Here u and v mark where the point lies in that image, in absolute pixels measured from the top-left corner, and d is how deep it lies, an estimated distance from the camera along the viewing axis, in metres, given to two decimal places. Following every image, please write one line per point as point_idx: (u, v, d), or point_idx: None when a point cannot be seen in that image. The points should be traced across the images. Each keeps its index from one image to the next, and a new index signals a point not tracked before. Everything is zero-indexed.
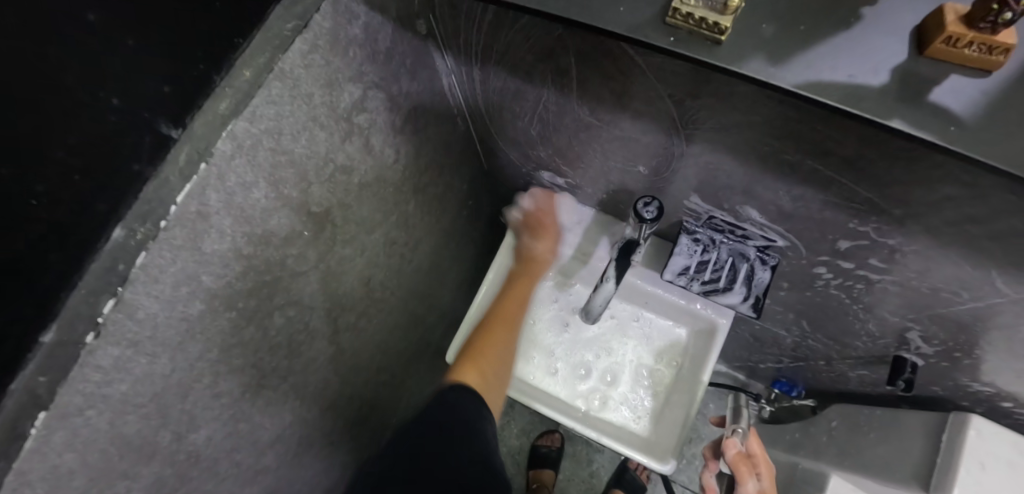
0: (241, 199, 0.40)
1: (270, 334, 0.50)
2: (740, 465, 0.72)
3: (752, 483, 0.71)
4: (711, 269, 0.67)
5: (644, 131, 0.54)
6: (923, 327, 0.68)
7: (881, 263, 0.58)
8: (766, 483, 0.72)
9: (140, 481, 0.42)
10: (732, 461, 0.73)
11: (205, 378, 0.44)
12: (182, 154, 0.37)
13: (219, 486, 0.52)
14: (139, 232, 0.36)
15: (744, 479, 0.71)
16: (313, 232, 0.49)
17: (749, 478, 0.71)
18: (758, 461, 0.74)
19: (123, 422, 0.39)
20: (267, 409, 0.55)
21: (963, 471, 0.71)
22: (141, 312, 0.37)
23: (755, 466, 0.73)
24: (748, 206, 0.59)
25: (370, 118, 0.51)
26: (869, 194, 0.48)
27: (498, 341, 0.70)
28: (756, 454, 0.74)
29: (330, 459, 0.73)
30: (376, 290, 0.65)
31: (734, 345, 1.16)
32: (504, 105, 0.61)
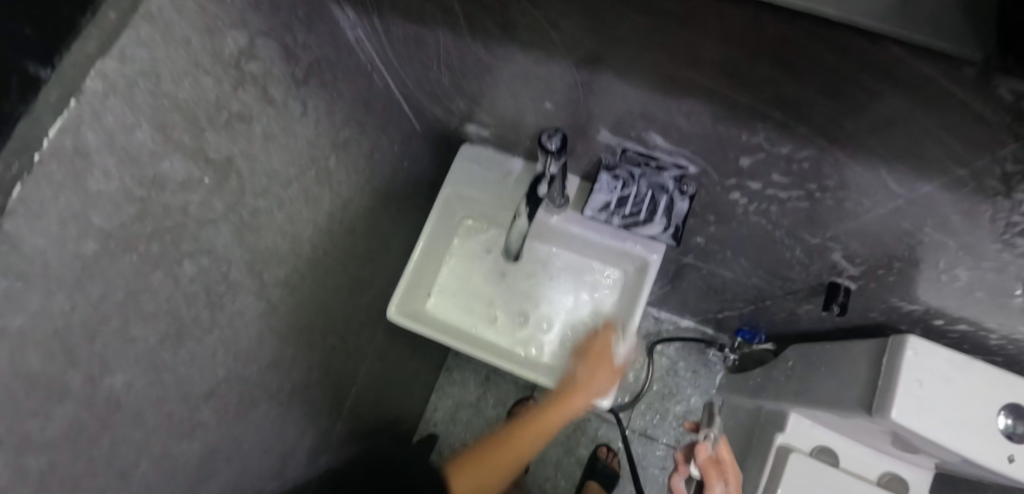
0: (125, 139, 0.42)
1: (184, 281, 0.52)
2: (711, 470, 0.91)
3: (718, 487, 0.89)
4: (631, 204, 0.71)
5: (536, 63, 0.56)
6: (843, 246, 0.69)
7: (783, 178, 0.60)
8: (732, 486, 0.90)
9: (55, 421, 0.44)
10: (704, 468, 0.91)
11: (114, 320, 0.46)
12: (54, 93, 0.38)
13: (152, 436, 0.54)
14: (14, 166, 0.36)
15: (714, 482, 0.90)
16: (216, 179, 0.51)
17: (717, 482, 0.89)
18: (726, 466, 0.91)
19: (26, 357, 0.40)
20: (195, 360, 0.57)
21: (901, 390, 0.74)
22: (28, 246, 0.38)
23: (723, 471, 0.91)
24: (651, 131, 0.60)
25: (264, 68, 0.53)
26: (749, 99, 0.49)
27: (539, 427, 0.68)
28: (727, 460, 0.92)
29: (283, 420, 0.76)
30: (305, 248, 0.67)
31: (692, 297, 1.18)
32: (410, 56, 0.63)
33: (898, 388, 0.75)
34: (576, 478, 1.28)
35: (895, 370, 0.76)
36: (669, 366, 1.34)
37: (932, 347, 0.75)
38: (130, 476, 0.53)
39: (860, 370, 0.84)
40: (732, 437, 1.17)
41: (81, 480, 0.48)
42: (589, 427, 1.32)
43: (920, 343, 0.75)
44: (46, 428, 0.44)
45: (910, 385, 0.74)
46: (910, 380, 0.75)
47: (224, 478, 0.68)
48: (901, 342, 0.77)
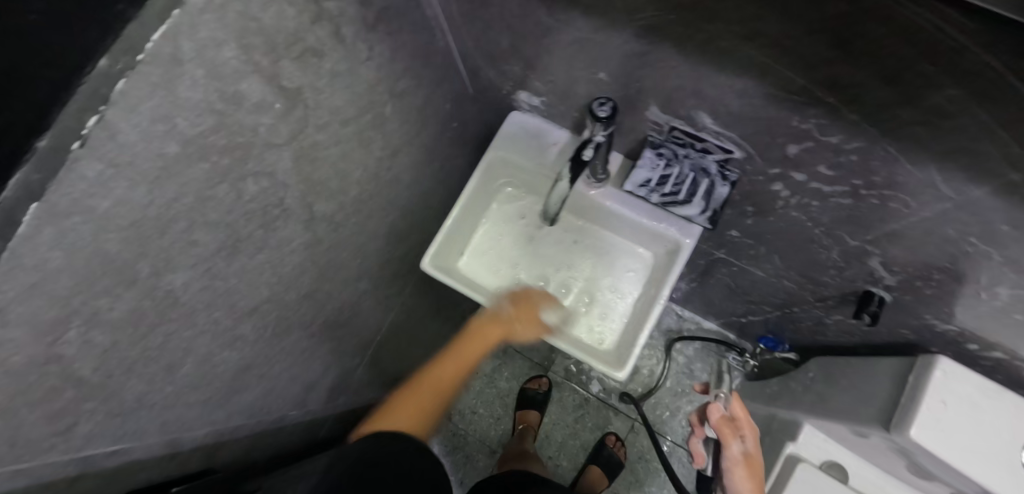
0: (214, 54, 0.46)
1: (245, 198, 0.56)
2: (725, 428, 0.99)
3: (733, 442, 0.97)
4: (672, 183, 0.71)
5: (596, 30, 0.58)
6: (883, 251, 0.68)
7: (829, 171, 0.60)
8: (749, 444, 0.97)
9: (121, 303, 0.49)
10: (719, 425, 0.99)
11: (181, 221, 0.51)
12: (160, 1, 0.41)
13: (199, 339, 0.59)
14: (121, 63, 0.41)
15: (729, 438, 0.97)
16: (284, 106, 0.55)
17: (732, 438, 0.97)
18: (740, 424, 1.00)
19: (105, 239, 0.45)
20: (244, 275, 0.61)
21: (923, 409, 0.73)
22: (121, 136, 0.43)
23: (738, 429, 0.99)
24: (701, 111, 0.61)
25: (341, 7, 0.56)
26: (803, 81, 0.50)
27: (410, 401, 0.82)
28: (742, 420, 1.00)
29: (312, 351, 0.80)
30: (354, 189, 0.71)
31: (719, 296, 1.17)
32: (474, 15, 0.65)
33: (921, 406, 0.74)
34: (579, 460, 1.30)
35: (921, 389, 0.75)
36: (686, 365, 1.34)
37: (964, 370, 0.73)
38: (176, 372, 0.58)
39: (881, 389, 0.83)
40: None
41: (136, 364, 0.53)
42: (597, 413, 1.32)
43: (950, 366, 0.74)
44: (113, 309, 0.48)
45: (934, 404, 0.73)
46: (934, 399, 0.73)
47: (253, 394, 0.72)
48: (931, 361, 0.76)
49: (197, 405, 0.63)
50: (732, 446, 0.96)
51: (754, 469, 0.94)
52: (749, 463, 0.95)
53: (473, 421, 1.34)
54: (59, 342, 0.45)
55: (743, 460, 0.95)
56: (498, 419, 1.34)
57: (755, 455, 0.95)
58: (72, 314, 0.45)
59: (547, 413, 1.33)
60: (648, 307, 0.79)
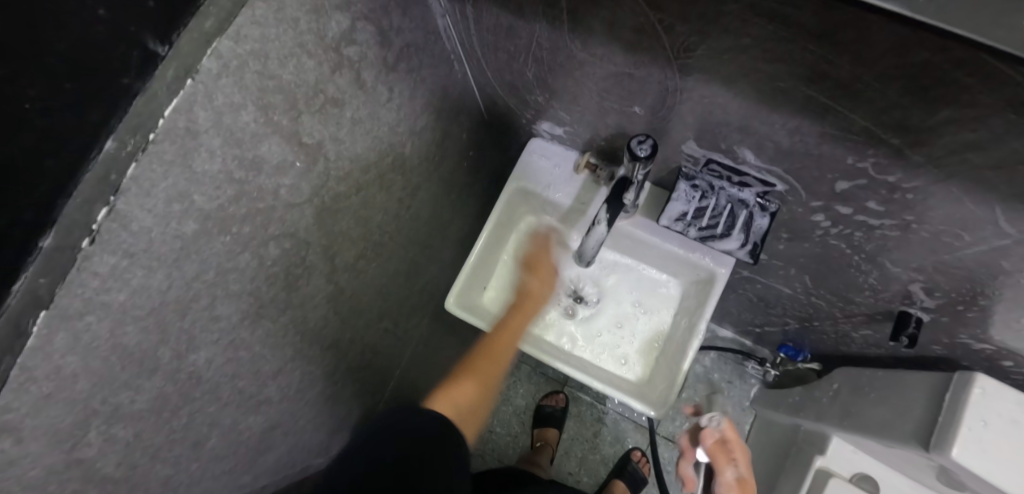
0: (231, 120, 0.42)
1: (267, 263, 0.52)
2: (717, 452, 0.81)
3: (730, 471, 0.79)
4: (709, 215, 0.68)
5: (637, 65, 0.54)
6: (926, 277, 0.66)
7: (879, 206, 0.57)
8: (744, 471, 0.80)
9: (143, 393, 0.45)
10: (711, 452, 0.82)
11: (203, 299, 0.46)
12: (169, 70, 0.37)
13: (223, 410, 0.55)
14: (129, 145, 0.36)
15: (722, 467, 0.80)
16: (305, 164, 0.51)
17: (728, 466, 0.79)
18: (734, 447, 0.82)
19: (123, 333, 0.41)
20: (267, 339, 0.57)
21: (963, 430, 0.70)
22: (136, 224, 0.38)
23: (731, 454, 0.81)
24: (745, 145, 0.58)
25: (361, 51, 0.52)
26: (866, 122, 0.46)
27: (491, 362, 0.73)
28: (732, 440, 0.83)
29: (335, 397, 0.77)
30: (376, 233, 0.68)
31: (737, 307, 1.16)
32: (498, 45, 0.61)
33: (961, 427, 0.71)
34: (600, 475, 1.29)
35: (959, 408, 0.72)
36: (703, 374, 1.34)
37: (1002, 387, 0.70)
38: (202, 448, 0.55)
39: (914, 403, 0.81)
40: (766, 452, 1.16)
41: (161, 449, 0.49)
42: (618, 425, 1.31)
43: (990, 383, 0.71)
44: (135, 401, 0.44)
45: (975, 425, 0.70)
46: (974, 420, 0.70)
47: (279, 451, 0.69)
48: (967, 378, 0.73)
49: (224, 475, 0.60)
50: (727, 476, 0.79)
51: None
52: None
53: (490, 440, 1.32)
54: (79, 445, 0.41)
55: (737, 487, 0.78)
56: (515, 437, 1.32)
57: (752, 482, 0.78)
58: (92, 415, 0.41)
59: (565, 429, 1.31)
60: (684, 340, 0.76)
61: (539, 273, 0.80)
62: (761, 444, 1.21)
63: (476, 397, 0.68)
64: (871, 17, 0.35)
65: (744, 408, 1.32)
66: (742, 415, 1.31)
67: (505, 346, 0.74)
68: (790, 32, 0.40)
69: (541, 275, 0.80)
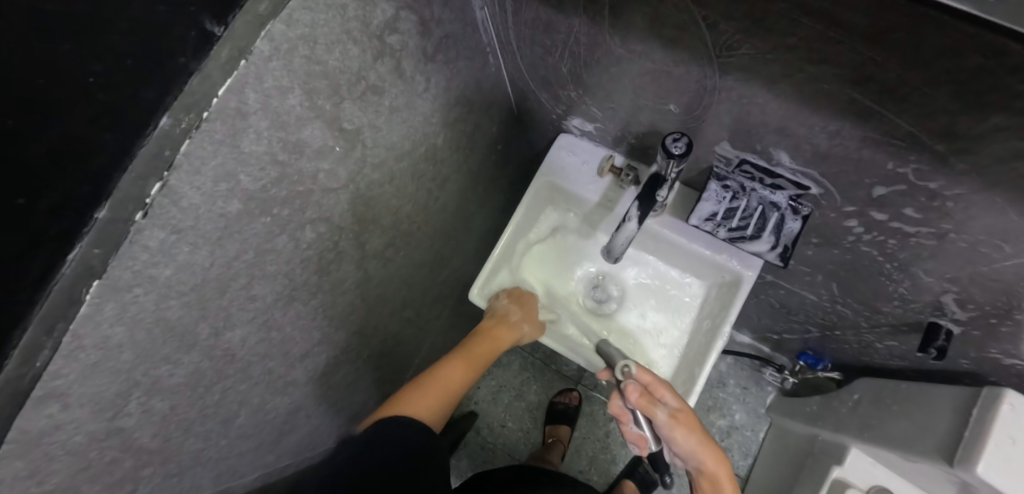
0: (278, 103, 0.42)
1: (302, 246, 0.53)
2: (647, 403, 0.65)
3: (662, 414, 0.66)
4: (739, 216, 0.68)
5: (676, 62, 0.54)
6: (960, 288, 0.65)
7: (916, 213, 0.57)
8: (674, 402, 0.67)
9: (181, 368, 0.46)
10: (640, 407, 0.65)
11: (241, 278, 0.47)
12: (224, 51, 0.38)
13: (253, 389, 0.56)
14: (183, 122, 0.37)
15: (654, 414, 0.65)
16: (344, 149, 0.51)
17: (660, 408, 0.65)
18: (656, 388, 0.67)
19: (166, 307, 0.42)
20: (298, 321, 0.58)
21: (991, 446, 0.69)
22: (184, 201, 0.39)
23: (654, 393, 0.66)
24: (781, 147, 0.58)
25: (402, 40, 0.52)
26: (911, 128, 0.46)
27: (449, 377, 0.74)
28: (652, 381, 0.68)
29: (357, 383, 0.78)
30: (404, 222, 0.68)
31: (757, 312, 1.15)
32: (535, 39, 0.61)
33: (988, 442, 0.70)
34: (610, 475, 1.29)
35: (987, 424, 0.71)
36: (719, 378, 1.33)
37: None
38: (231, 424, 0.56)
39: (940, 416, 0.80)
40: (779, 462, 1.16)
41: (193, 423, 0.51)
42: None
43: (1020, 401, 0.69)
44: (172, 375, 0.46)
45: (1002, 441, 0.69)
46: (1003, 436, 0.69)
47: (302, 433, 0.70)
48: (997, 394, 0.71)
49: (249, 453, 0.61)
50: (663, 421, 0.65)
51: (692, 426, 0.67)
52: (685, 422, 0.66)
53: (502, 434, 1.33)
54: (120, 415, 0.43)
55: (677, 425, 0.66)
56: (527, 432, 1.33)
57: (688, 409, 0.67)
58: (133, 387, 0.42)
59: (577, 428, 1.31)
60: (706, 343, 0.76)
61: (526, 308, 0.81)
62: (776, 452, 1.20)
63: (463, 382, 0.75)
64: (929, 17, 0.34)
65: (760, 416, 1.30)
66: (758, 422, 1.30)
67: (475, 360, 0.78)
68: (839, 33, 0.40)
69: (529, 318, 0.81)
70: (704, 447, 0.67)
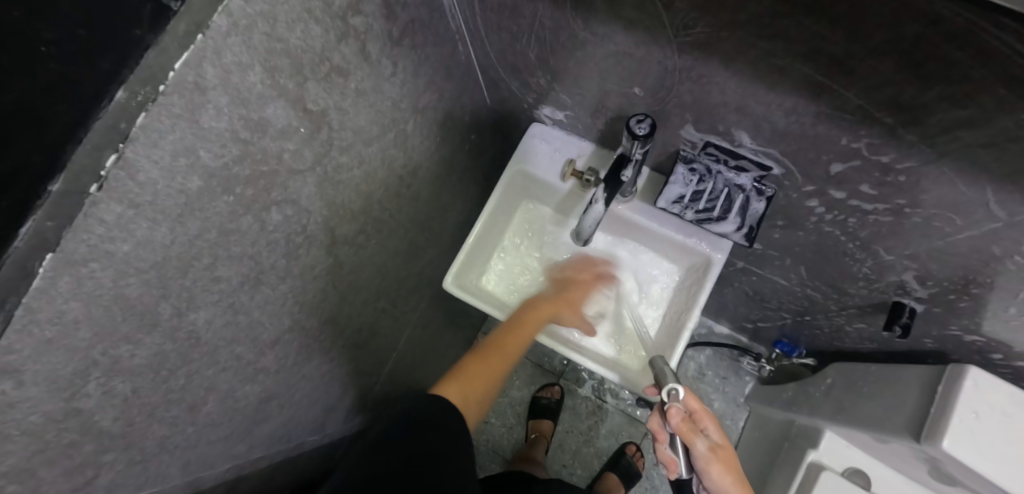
0: (238, 79, 0.43)
1: (269, 228, 0.53)
2: (689, 430, 0.66)
3: (701, 443, 0.67)
4: (706, 198, 0.69)
5: (637, 44, 0.55)
6: (919, 265, 0.67)
7: (872, 190, 0.58)
8: (715, 437, 0.69)
9: (142, 349, 0.46)
10: (681, 432, 0.66)
11: (204, 258, 0.47)
12: (181, 25, 0.38)
13: (220, 375, 0.56)
14: (140, 95, 0.37)
15: (693, 441, 0.66)
16: (309, 130, 0.52)
17: (700, 438, 0.66)
18: (700, 418, 0.69)
19: (125, 284, 0.41)
20: (267, 306, 0.58)
21: (954, 420, 0.71)
22: (142, 176, 0.39)
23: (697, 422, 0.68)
24: (741, 127, 0.59)
25: (367, 23, 0.53)
26: (859, 101, 0.47)
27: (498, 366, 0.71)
28: (697, 409, 0.69)
29: (332, 373, 0.77)
30: (376, 210, 0.69)
31: (734, 302, 1.16)
32: (502, 25, 0.62)
33: (952, 417, 0.71)
34: (593, 469, 1.29)
35: (950, 399, 0.72)
36: (699, 369, 1.34)
37: (993, 379, 0.71)
38: (198, 411, 0.55)
39: (908, 396, 0.82)
40: (757, 449, 1.17)
41: (158, 408, 0.50)
42: (612, 419, 1.32)
43: (982, 376, 0.71)
44: (134, 355, 0.45)
45: (966, 416, 0.71)
46: (966, 411, 0.71)
47: (274, 424, 0.69)
48: (960, 370, 0.73)
49: (218, 442, 0.60)
50: (701, 449, 0.66)
51: (730, 465, 0.68)
52: (724, 459, 0.67)
53: (486, 431, 1.33)
54: (79, 395, 0.42)
55: (715, 458, 0.67)
56: (510, 428, 1.33)
57: (727, 447, 0.69)
58: (92, 366, 0.42)
59: (560, 422, 1.32)
60: (677, 324, 0.77)
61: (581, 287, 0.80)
62: (755, 440, 1.21)
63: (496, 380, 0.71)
64: None
65: (739, 405, 1.32)
66: (737, 411, 1.32)
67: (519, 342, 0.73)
68: (785, 7, 0.41)
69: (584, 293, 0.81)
70: (737, 489, 0.67)
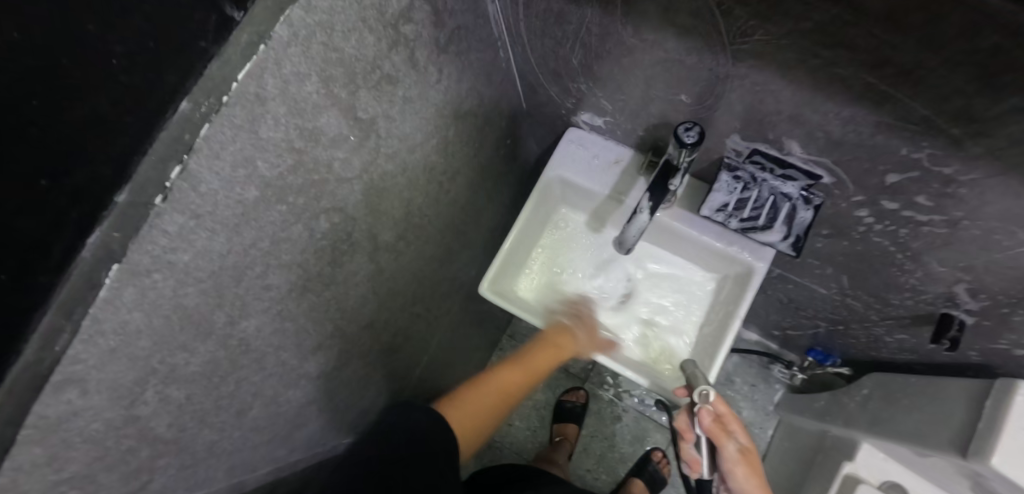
0: (295, 89, 0.42)
1: (317, 236, 0.53)
2: (718, 431, 0.66)
3: (730, 445, 0.67)
4: (751, 207, 0.68)
5: (688, 51, 0.54)
6: (973, 278, 0.65)
7: (928, 201, 0.57)
8: (744, 440, 0.68)
9: (197, 357, 0.46)
10: (710, 431, 0.66)
11: (257, 267, 0.47)
12: (244, 36, 0.37)
13: (266, 381, 0.56)
14: (204, 106, 0.37)
15: (721, 441, 0.66)
16: (359, 138, 0.52)
17: (729, 439, 0.67)
18: (727, 420, 0.69)
19: (184, 293, 0.42)
20: (312, 313, 0.58)
21: (1005, 437, 0.68)
22: (204, 187, 0.39)
23: (726, 425, 0.68)
24: (793, 136, 0.58)
25: (416, 30, 0.53)
26: (926, 111, 0.46)
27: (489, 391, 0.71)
28: (723, 412, 0.69)
29: (367, 377, 0.78)
30: (416, 216, 0.69)
31: (766, 308, 1.14)
32: (546, 31, 0.62)
33: (1003, 433, 0.69)
34: (618, 474, 1.29)
35: (1002, 415, 0.70)
36: (727, 375, 1.33)
37: None
38: (245, 416, 0.55)
39: (953, 409, 0.79)
40: (789, 458, 1.15)
41: (208, 414, 0.50)
42: (637, 424, 1.31)
43: None
44: (189, 363, 0.45)
45: (1017, 433, 0.68)
46: (1017, 428, 0.68)
47: (313, 427, 0.70)
48: (1011, 385, 0.70)
49: (261, 447, 0.61)
50: (729, 451, 0.66)
51: (757, 469, 0.67)
52: (750, 463, 0.67)
53: (510, 433, 1.33)
54: (137, 403, 0.42)
55: (742, 461, 0.66)
56: (534, 431, 1.32)
57: (756, 452, 0.68)
58: (150, 374, 0.42)
59: (584, 426, 1.31)
60: (718, 333, 0.76)
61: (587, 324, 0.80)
62: (784, 450, 1.19)
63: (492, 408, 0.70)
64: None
65: (768, 413, 1.30)
66: (766, 419, 1.30)
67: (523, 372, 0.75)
68: (854, 16, 0.40)
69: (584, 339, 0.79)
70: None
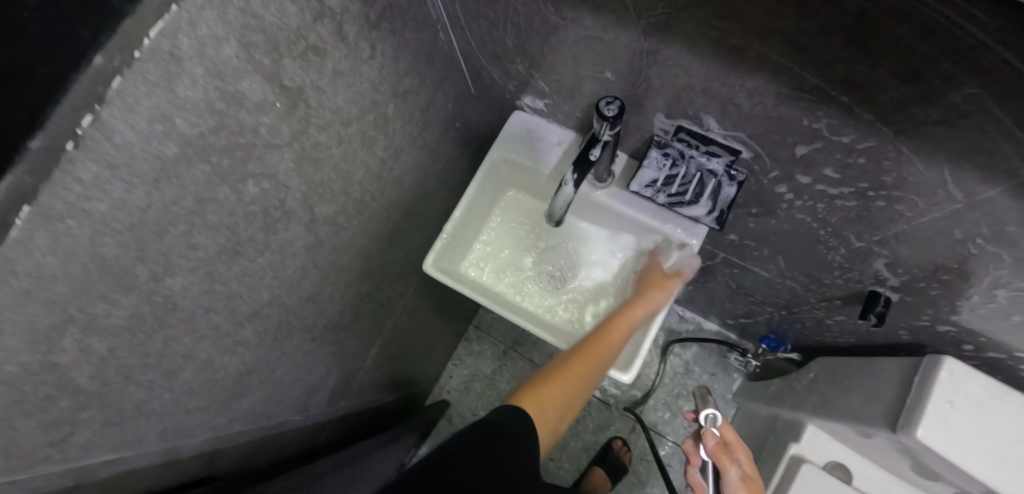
0: (212, 51, 0.45)
1: (245, 200, 0.55)
2: (722, 453, 0.80)
3: (734, 471, 0.79)
4: (678, 183, 0.71)
5: (607, 27, 0.57)
6: (889, 251, 0.67)
7: (836, 174, 0.60)
8: (748, 468, 0.80)
9: (120, 309, 0.47)
10: (713, 454, 0.80)
11: (180, 225, 0.49)
12: None
13: (198, 344, 0.58)
14: (116, 60, 0.38)
15: (726, 466, 0.79)
16: (286, 106, 0.54)
17: (732, 465, 0.79)
18: (734, 447, 0.81)
19: (102, 243, 0.43)
20: (246, 278, 0.60)
21: (930, 409, 0.70)
22: (119, 138, 0.40)
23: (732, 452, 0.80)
24: (710, 111, 0.61)
25: (344, 5, 0.55)
26: (818, 80, 0.48)
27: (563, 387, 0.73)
28: (731, 440, 0.82)
29: (314, 352, 0.79)
30: (357, 192, 0.71)
31: (720, 296, 1.17)
32: (480, 13, 0.65)
33: (928, 406, 0.71)
34: (580, 462, 1.30)
35: (926, 389, 0.72)
36: (688, 366, 1.34)
37: (970, 370, 0.70)
38: (176, 378, 0.57)
39: (886, 389, 0.81)
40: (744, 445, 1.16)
41: (135, 371, 0.52)
42: (599, 414, 1.33)
43: (958, 367, 0.71)
44: (110, 315, 0.47)
45: (941, 406, 0.70)
46: (941, 400, 0.70)
47: (254, 398, 0.71)
48: (936, 361, 0.73)
49: (196, 412, 0.62)
50: (732, 476, 0.78)
51: None
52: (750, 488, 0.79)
53: None
54: (54, 351, 0.43)
55: (743, 486, 0.78)
56: None
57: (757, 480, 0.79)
58: (68, 323, 0.43)
59: None
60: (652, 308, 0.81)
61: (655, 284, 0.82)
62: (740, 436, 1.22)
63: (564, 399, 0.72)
64: None
65: (727, 401, 1.32)
66: (724, 408, 1.32)
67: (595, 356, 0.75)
68: None
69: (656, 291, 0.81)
70: None
